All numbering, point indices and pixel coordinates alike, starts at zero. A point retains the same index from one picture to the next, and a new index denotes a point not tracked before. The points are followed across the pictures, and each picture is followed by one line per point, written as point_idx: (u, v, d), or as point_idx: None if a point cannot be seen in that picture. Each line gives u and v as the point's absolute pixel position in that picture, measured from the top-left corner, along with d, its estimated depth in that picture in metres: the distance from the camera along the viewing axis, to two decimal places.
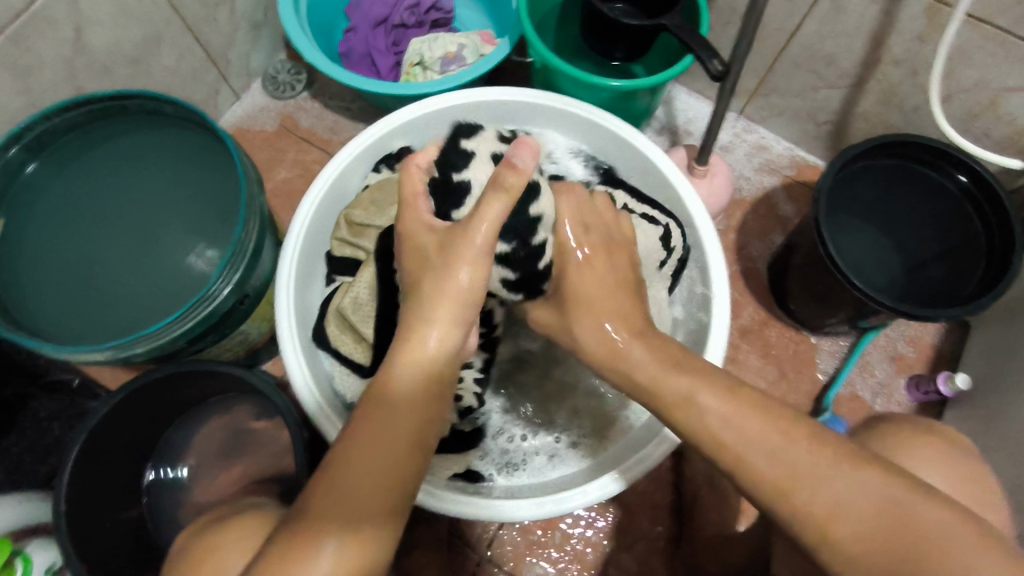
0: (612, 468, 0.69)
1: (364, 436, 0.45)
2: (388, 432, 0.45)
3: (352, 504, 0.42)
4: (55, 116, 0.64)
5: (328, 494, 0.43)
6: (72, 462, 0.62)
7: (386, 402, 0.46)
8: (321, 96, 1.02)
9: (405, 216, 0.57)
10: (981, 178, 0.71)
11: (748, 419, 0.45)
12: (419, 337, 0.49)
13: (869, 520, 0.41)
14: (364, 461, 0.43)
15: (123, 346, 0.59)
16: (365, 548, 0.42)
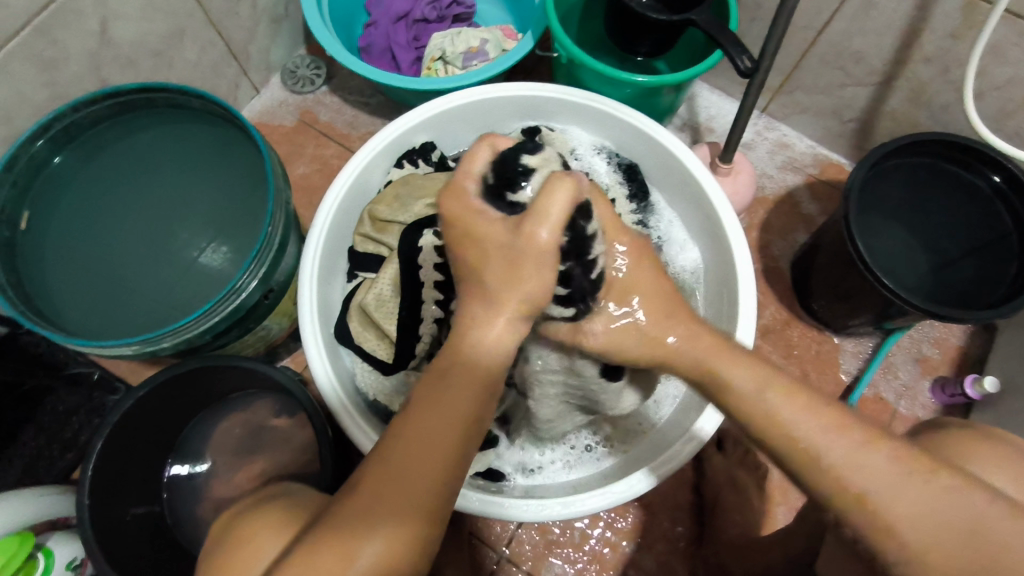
0: (642, 464, 0.68)
1: (409, 432, 0.43)
2: (435, 430, 0.43)
3: (392, 502, 0.42)
4: (82, 107, 0.63)
5: (370, 488, 0.42)
6: (95, 456, 0.62)
7: (434, 398, 0.44)
8: (340, 91, 1.02)
9: (456, 209, 0.49)
10: (1015, 177, 0.70)
11: (804, 407, 0.45)
12: (477, 330, 0.46)
13: (925, 518, 0.41)
14: (409, 458, 0.43)
15: (149, 341, 0.59)
16: (405, 545, 0.42)
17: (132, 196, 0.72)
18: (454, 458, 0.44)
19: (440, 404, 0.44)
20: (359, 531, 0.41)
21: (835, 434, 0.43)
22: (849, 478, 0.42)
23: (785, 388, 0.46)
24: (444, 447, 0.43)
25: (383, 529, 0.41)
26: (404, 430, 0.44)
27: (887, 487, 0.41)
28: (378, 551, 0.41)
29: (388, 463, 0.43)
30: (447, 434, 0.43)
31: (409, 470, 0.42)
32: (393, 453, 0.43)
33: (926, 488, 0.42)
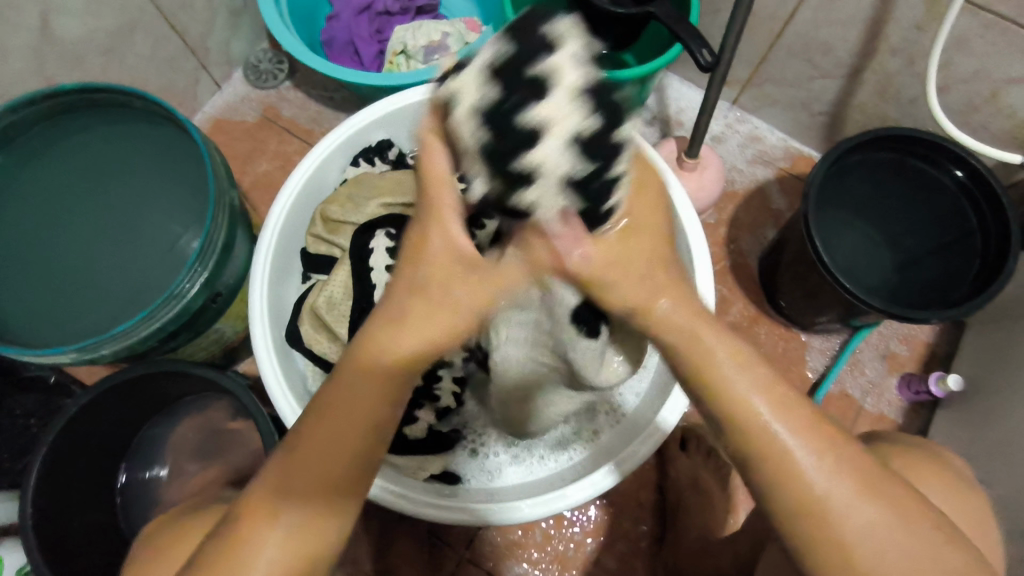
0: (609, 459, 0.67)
1: (310, 433, 0.39)
2: (337, 436, 0.39)
3: (294, 499, 0.39)
4: (20, 110, 0.62)
5: (272, 483, 0.40)
6: (39, 464, 0.61)
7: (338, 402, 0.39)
8: (304, 86, 1.00)
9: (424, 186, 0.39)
10: (979, 173, 0.69)
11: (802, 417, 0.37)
12: (393, 334, 0.38)
13: (886, 552, 0.37)
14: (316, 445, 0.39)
15: (86, 348, 0.58)
16: (312, 531, 0.40)
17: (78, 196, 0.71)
18: (360, 461, 0.40)
19: (348, 399, 0.39)
20: (259, 522, 0.40)
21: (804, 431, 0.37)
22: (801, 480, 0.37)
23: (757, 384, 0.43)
24: (347, 454, 0.39)
25: (285, 524, 0.40)
26: (306, 430, 0.39)
27: (837, 495, 0.37)
28: (277, 548, 0.39)
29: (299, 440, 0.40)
30: (351, 440, 0.39)
31: (310, 471, 0.39)
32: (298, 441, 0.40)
33: (896, 530, 0.38)
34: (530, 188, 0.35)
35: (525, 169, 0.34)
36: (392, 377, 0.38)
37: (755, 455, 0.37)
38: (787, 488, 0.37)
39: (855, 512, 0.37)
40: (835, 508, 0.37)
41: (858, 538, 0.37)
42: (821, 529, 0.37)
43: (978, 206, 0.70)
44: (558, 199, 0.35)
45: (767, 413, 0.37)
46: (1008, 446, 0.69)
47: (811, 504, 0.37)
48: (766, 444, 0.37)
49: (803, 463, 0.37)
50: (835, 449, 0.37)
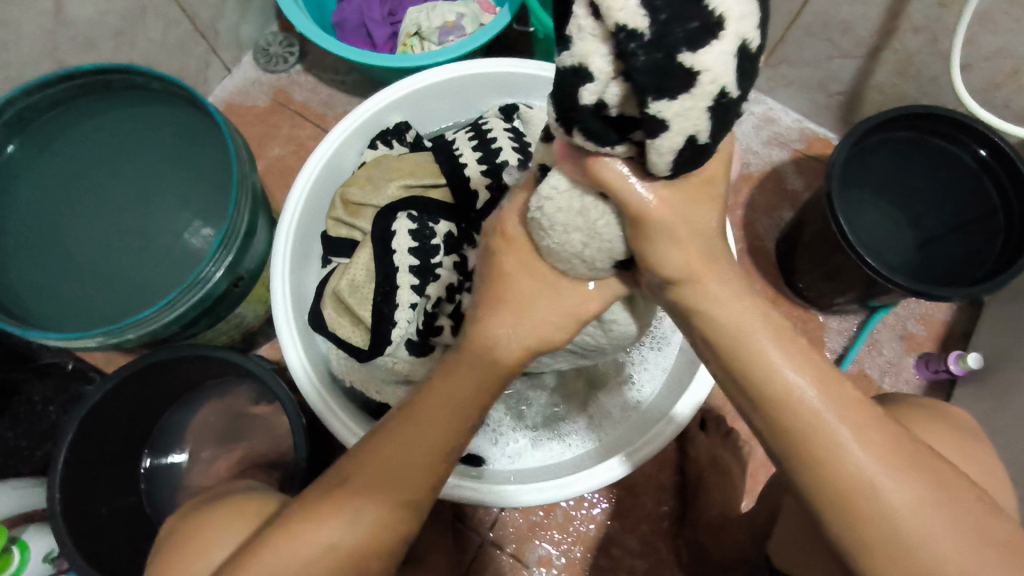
0: (626, 446, 0.67)
1: (398, 429, 0.41)
2: (427, 430, 0.40)
3: (375, 488, 0.40)
4: (35, 92, 0.61)
5: (354, 473, 0.40)
6: (66, 450, 0.61)
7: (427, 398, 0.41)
8: (315, 70, 0.99)
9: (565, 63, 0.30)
10: (1002, 151, 0.68)
11: (830, 392, 0.36)
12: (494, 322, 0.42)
13: (933, 529, 0.35)
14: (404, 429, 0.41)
15: (113, 333, 0.57)
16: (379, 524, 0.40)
17: (96, 181, 0.70)
18: (439, 455, 0.41)
19: (444, 389, 0.41)
20: (336, 505, 0.39)
21: (834, 414, 0.35)
22: (837, 473, 0.35)
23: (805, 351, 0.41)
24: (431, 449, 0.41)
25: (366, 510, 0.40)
26: (391, 426, 0.41)
27: (872, 475, 0.35)
28: (359, 535, 0.39)
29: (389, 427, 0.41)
30: (436, 434, 0.41)
31: (397, 464, 0.40)
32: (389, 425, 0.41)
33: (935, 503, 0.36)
34: (666, 99, 0.28)
35: (679, 75, 0.27)
36: (487, 366, 0.42)
37: (783, 427, 0.36)
38: (818, 456, 0.36)
39: (888, 485, 0.35)
40: (867, 480, 0.35)
41: (900, 513, 0.35)
42: (856, 506, 0.35)
43: (1000, 183, 0.70)
44: (679, 140, 0.30)
45: (796, 375, 0.36)
46: None
47: (841, 475, 0.35)
48: (796, 414, 0.36)
49: (835, 433, 0.35)
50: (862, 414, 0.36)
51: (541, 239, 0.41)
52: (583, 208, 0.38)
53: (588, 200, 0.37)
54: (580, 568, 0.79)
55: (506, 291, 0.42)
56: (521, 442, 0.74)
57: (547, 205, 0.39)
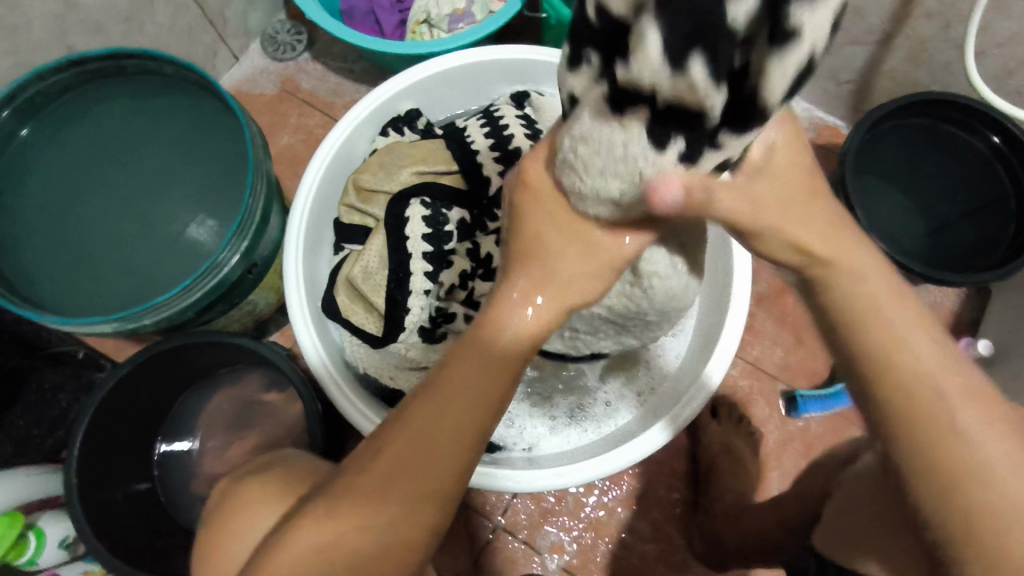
0: (646, 427, 0.67)
1: (416, 417, 0.38)
2: (449, 422, 0.37)
3: (397, 484, 0.37)
4: (47, 76, 0.60)
5: (372, 470, 0.38)
6: (81, 434, 0.61)
7: (446, 378, 0.38)
8: (323, 58, 0.98)
9: None
10: (1016, 139, 0.69)
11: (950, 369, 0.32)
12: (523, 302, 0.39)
13: None
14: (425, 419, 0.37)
15: (129, 318, 0.57)
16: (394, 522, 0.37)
17: (107, 167, 0.70)
18: (466, 440, 0.38)
19: (467, 377, 0.38)
20: (355, 500, 0.37)
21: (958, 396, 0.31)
22: (955, 462, 0.30)
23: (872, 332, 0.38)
24: (457, 436, 0.37)
25: (389, 508, 0.37)
26: (408, 414, 0.38)
27: (999, 468, 0.30)
28: (385, 534, 0.37)
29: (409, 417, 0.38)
30: (461, 417, 0.37)
31: (416, 455, 0.37)
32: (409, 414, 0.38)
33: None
34: (778, 64, 0.25)
35: None
36: (510, 349, 0.39)
37: (887, 393, 0.32)
38: (930, 429, 0.31)
39: (1008, 466, 0.30)
40: (982, 456, 0.30)
41: (1019, 502, 0.29)
42: (969, 495, 0.30)
43: (1015, 170, 0.70)
44: (784, 71, 0.25)
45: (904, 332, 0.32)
46: None
47: (953, 450, 0.30)
48: (907, 376, 0.31)
49: (945, 398, 0.31)
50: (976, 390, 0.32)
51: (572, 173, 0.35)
52: (620, 151, 0.32)
53: (629, 141, 0.31)
54: (592, 553, 0.80)
55: (535, 244, 0.39)
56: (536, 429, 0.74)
57: (572, 161, 0.35)
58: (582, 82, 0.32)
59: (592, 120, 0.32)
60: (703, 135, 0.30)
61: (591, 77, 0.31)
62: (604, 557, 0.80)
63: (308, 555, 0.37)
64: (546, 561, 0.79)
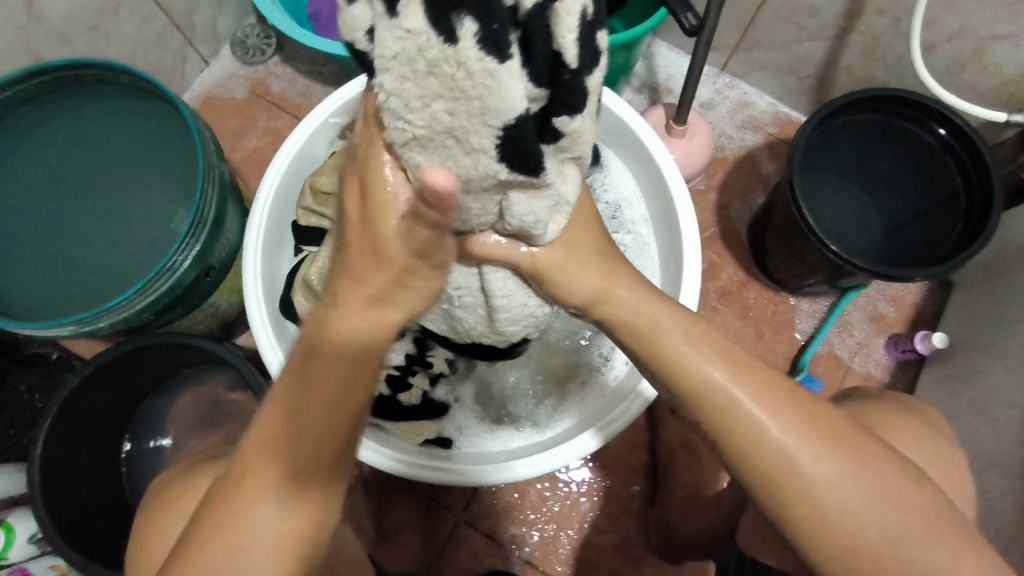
0: (595, 423, 0.69)
1: (302, 400, 0.40)
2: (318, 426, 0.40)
3: (285, 463, 0.41)
4: (7, 88, 0.62)
5: (266, 450, 0.41)
6: (45, 434, 0.64)
7: (324, 369, 0.40)
8: (292, 61, 0.99)
9: None
10: (961, 131, 0.69)
11: (763, 389, 0.43)
12: (352, 322, 0.39)
13: (854, 515, 0.41)
14: (297, 424, 0.40)
15: (85, 322, 0.59)
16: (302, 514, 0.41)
17: (72, 174, 0.72)
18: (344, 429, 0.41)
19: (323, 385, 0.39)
20: (250, 500, 0.40)
21: (773, 416, 0.42)
22: (772, 467, 0.42)
23: (736, 359, 0.44)
24: (339, 422, 0.40)
25: (276, 502, 0.41)
26: (291, 401, 0.40)
27: (803, 464, 0.41)
28: (281, 523, 0.41)
29: (283, 425, 0.40)
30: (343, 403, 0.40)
31: (291, 456, 0.40)
32: (281, 422, 0.41)
33: (866, 486, 0.42)
34: None
35: None
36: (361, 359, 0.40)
37: (724, 431, 0.43)
38: (770, 467, 0.42)
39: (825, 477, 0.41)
40: (799, 469, 0.41)
41: (837, 500, 0.41)
42: (789, 488, 0.42)
43: (963, 166, 0.71)
44: None
45: (735, 389, 0.42)
46: (993, 404, 0.71)
47: (780, 477, 0.42)
48: (739, 420, 0.42)
49: (772, 434, 0.42)
50: (798, 415, 0.43)
51: (405, 102, 0.34)
52: (430, 60, 0.31)
53: (423, 41, 0.31)
54: (553, 546, 0.81)
55: (370, 258, 0.39)
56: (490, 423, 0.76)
57: (429, 144, 0.36)
58: (402, 51, 0.32)
59: (434, 92, 0.33)
60: (588, 64, 0.34)
61: (414, 39, 0.31)
62: (566, 550, 0.81)
63: (214, 536, 0.40)
64: (508, 554, 0.81)
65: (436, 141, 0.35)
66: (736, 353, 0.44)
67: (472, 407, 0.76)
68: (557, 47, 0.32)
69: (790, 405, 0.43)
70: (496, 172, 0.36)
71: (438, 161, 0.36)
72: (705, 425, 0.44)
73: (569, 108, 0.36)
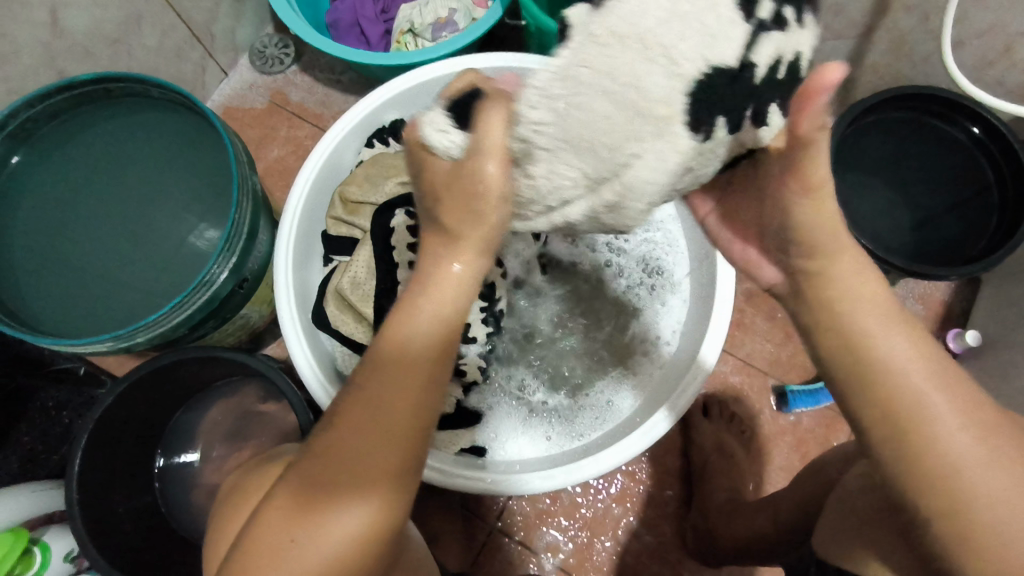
0: (658, 408, 0.68)
1: (374, 396, 0.41)
2: (395, 400, 0.41)
3: (355, 458, 0.41)
4: (37, 103, 0.62)
5: (344, 446, 0.41)
6: (82, 450, 0.63)
7: (395, 367, 0.41)
8: (311, 70, 0.99)
9: None
10: (995, 129, 0.69)
11: (901, 334, 0.41)
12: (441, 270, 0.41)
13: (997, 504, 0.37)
14: (377, 405, 0.41)
15: (122, 337, 0.59)
16: (371, 511, 0.41)
17: (99, 187, 0.72)
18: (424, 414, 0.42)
19: (398, 369, 0.41)
20: (324, 497, 0.41)
21: (905, 363, 0.40)
22: (893, 408, 0.40)
23: (851, 300, 0.43)
24: (420, 390, 0.42)
25: (346, 498, 0.40)
26: (369, 385, 0.42)
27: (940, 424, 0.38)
28: (351, 519, 0.41)
29: (358, 413, 0.41)
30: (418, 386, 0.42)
31: (361, 444, 0.41)
32: (355, 409, 0.41)
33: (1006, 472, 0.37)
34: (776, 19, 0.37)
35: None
36: (436, 331, 0.42)
37: (847, 361, 0.42)
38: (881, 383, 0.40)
39: (948, 412, 0.39)
40: (928, 412, 0.39)
41: (973, 473, 0.37)
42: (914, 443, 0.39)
43: (994, 161, 0.71)
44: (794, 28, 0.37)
45: (875, 334, 0.41)
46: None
47: (904, 407, 0.39)
48: (864, 358, 0.41)
49: (901, 372, 0.40)
50: (931, 372, 0.40)
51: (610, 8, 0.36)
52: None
53: None
54: (588, 552, 0.81)
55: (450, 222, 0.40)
56: (535, 410, 0.77)
57: (620, 63, 0.36)
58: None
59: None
60: (757, 92, 0.37)
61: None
62: (601, 555, 0.81)
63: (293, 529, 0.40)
64: (542, 561, 0.81)
65: (613, 57, 0.36)
66: (891, 309, 0.43)
67: (522, 393, 0.78)
68: (751, 55, 0.36)
69: (925, 358, 0.41)
70: (659, 103, 0.36)
71: (612, 66, 0.36)
72: None
73: (733, 107, 0.37)
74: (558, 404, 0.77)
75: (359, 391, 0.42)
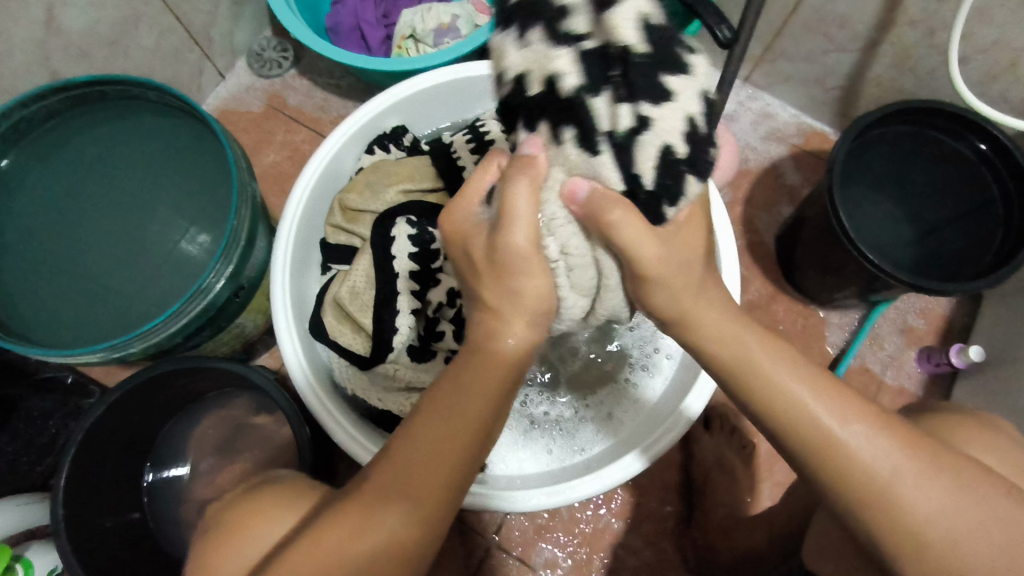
0: (637, 444, 0.66)
1: (412, 438, 0.42)
2: (445, 434, 0.42)
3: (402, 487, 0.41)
4: (30, 104, 0.60)
5: (393, 479, 0.41)
6: (71, 461, 0.61)
7: (441, 412, 0.42)
8: (309, 73, 0.98)
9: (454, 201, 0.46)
10: (1000, 145, 0.68)
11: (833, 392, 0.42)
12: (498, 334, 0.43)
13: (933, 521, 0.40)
14: (426, 442, 0.42)
15: (116, 347, 0.57)
16: (406, 536, 0.41)
17: (92, 190, 0.70)
18: (472, 447, 0.42)
19: (450, 410, 0.42)
20: (362, 518, 0.41)
21: (837, 416, 0.41)
22: (834, 456, 0.41)
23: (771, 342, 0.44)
24: (468, 422, 0.42)
25: (386, 517, 0.41)
26: (420, 421, 0.43)
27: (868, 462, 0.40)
28: (383, 540, 0.40)
29: (409, 447, 0.42)
30: (463, 413, 0.42)
31: (407, 474, 0.41)
32: (404, 447, 0.42)
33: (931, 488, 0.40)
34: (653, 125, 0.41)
35: (664, 92, 0.40)
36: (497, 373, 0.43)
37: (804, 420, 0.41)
38: (827, 449, 0.41)
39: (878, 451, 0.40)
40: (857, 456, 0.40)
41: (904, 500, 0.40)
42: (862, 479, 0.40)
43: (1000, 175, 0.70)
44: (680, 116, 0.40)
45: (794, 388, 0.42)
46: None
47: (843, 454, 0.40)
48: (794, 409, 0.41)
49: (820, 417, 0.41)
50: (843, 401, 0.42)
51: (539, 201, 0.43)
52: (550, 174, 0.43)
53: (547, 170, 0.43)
54: (587, 568, 0.80)
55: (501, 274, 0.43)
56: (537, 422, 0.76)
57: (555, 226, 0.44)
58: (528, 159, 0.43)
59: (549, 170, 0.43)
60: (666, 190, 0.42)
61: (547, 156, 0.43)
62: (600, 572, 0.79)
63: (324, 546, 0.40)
64: None
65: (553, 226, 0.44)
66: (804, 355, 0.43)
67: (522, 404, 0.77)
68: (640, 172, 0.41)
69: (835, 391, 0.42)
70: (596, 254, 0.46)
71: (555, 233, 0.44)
72: (786, 446, 0.42)
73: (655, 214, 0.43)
74: (562, 418, 0.76)
75: (401, 436, 0.43)
